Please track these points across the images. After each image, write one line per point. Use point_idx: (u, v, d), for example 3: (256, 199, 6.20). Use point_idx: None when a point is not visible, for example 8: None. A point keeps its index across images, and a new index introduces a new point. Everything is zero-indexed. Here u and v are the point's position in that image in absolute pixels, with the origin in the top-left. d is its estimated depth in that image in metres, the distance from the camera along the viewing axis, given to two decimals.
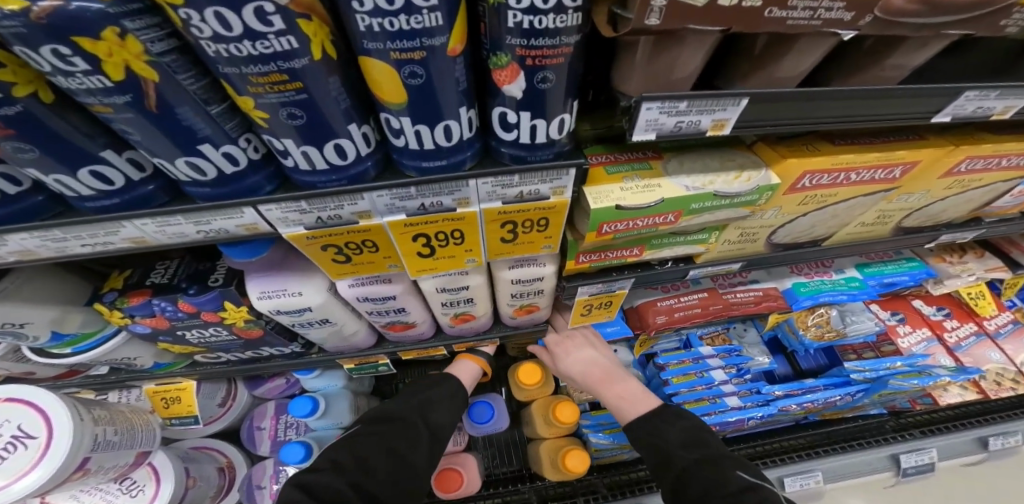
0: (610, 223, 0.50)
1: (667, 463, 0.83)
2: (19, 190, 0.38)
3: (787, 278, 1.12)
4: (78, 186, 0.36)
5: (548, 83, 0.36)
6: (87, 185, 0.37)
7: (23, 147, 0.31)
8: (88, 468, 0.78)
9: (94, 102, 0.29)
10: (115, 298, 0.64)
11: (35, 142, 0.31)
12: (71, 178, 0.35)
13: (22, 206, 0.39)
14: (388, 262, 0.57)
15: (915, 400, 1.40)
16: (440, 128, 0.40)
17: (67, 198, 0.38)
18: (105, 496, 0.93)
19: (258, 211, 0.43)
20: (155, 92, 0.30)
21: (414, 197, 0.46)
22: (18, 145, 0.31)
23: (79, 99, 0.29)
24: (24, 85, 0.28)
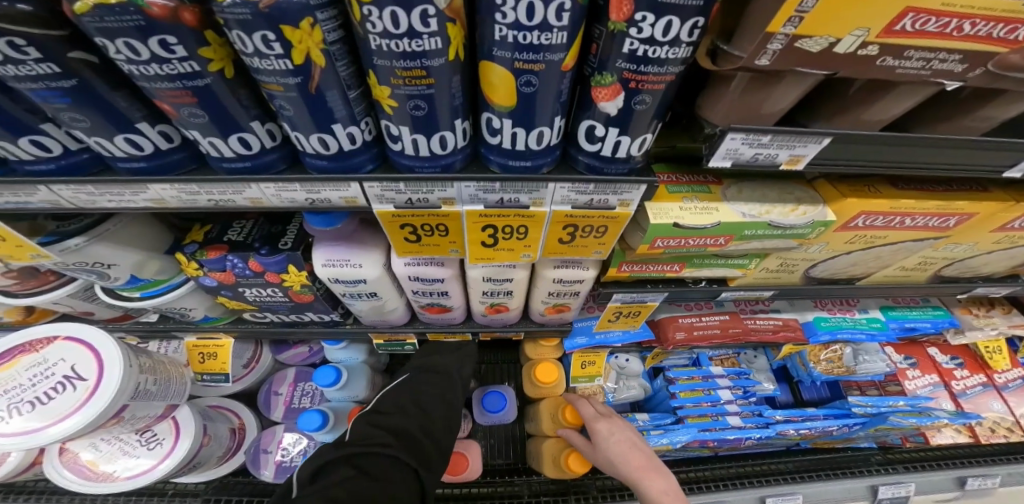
0: (664, 238, 0.54)
1: None
2: (169, 146, 0.46)
3: (809, 311, 1.16)
4: (223, 147, 0.43)
5: (644, 104, 0.40)
6: (231, 148, 0.43)
7: (197, 113, 0.37)
8: (122, 416, 0.85)
9: (271, 82, 0.35)
10: (195, 250, 0.71)
11: (208, 111, 0.37)
12: (222, 141, 0.42)
13: (167, 160, 0.47)
14: (450, 246, 0.62)
15: (907, 438, 1.45)
16: (534, 133, 0.44)
17: (209, 157, 0.45)
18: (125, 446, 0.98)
19: (362, 187, 0.48)
20: (319, 74, 0.36)
21: (496, 192, 0.50)
22: (193, 111, 0.37)
23: (258, 77, 0.35)
24: (218, 62, 0.35)
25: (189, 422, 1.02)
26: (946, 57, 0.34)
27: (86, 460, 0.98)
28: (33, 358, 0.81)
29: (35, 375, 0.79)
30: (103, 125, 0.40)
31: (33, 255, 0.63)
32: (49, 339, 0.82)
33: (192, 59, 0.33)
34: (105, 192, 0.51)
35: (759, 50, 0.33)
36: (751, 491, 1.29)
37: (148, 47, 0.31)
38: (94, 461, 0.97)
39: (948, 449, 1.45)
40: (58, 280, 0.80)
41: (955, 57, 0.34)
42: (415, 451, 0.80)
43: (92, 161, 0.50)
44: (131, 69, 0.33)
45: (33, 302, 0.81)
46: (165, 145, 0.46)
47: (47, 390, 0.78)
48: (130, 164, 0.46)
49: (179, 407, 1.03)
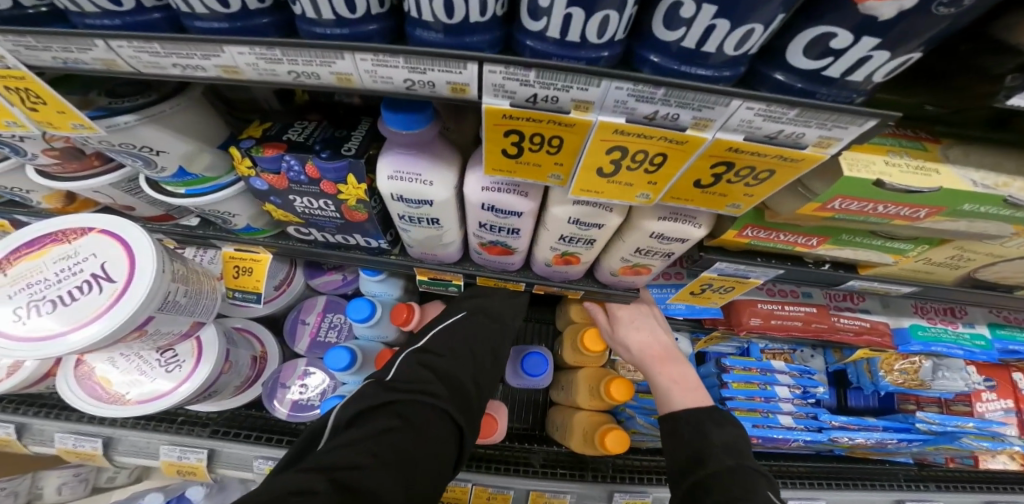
0: (846, 199, 0.41)
1: (700, 461, 0.73)
2: (258, 7, 0.38)
3: (905, 317, 1.01)
4: (325, 6, 0.34)
5: (949, 8, 0.26)
6: (333, 9, 0.35)
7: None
8: (145, 330, 0.79)
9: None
10: (251, 146, 0.63)
11: None
12: None
13: (250, 25, 0.39)
14: (552, 172, 0.50)
15: (953, 458, 1.36)
16: (740, 31, 0.31)
17: (297, 17, 0.37)
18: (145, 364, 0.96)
19: (480, 71, 0.37)
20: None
21: (653, 102, 0.37)
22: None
23: None
24: None
25: (212, 346, 0.98)
26: None
27: (101, 377, 0.97)
28: (63, 249, 0.75)
29: (62, 270, 0.74)
30: None
31: (74, 127, 0.53)
32: (83, 231, 0.76)
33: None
34: (173, 52, 0.40)
35: None
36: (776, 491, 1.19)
37: None
38: (109, 379, 0.97)
39: (999, 474, 1.36)
40: (103, 166, 0.73)
41: None
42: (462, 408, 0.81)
43: (165, 23, 0.42)
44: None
45: (75, 188, 0.74)
46: (252, 6, 0.37)
47: (71, 289, 0.73)
48: (208, 24, 0.39)
49: (205, 328, 0.98)
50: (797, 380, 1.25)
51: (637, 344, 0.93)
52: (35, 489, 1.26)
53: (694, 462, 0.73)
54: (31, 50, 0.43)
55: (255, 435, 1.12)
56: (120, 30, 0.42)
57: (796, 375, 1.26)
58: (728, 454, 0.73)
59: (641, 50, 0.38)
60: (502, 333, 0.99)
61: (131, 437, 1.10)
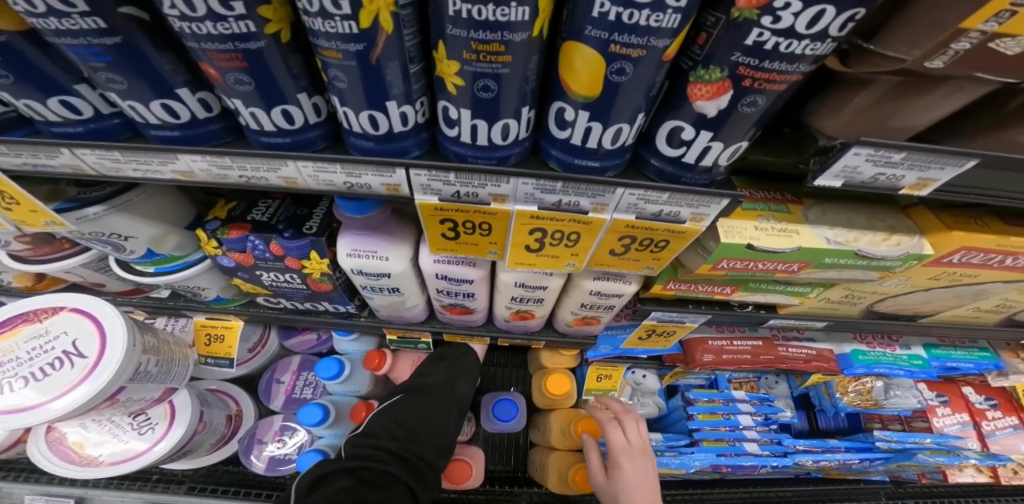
0: (731, 259, 0.49)
1: None
2: (207, 116, 0.39)
3: (846, 343, 1.10)
4: (266, 118, 0.37)
5: (754, 107, 0.34)
6: (272, 121, 0.38)
7: (243, 81, 0.33)
8: (117, 399, 0.81)
9: (328, 47, 0.31)
10: (217, 227, 0.67)
11: (256, 78, 0.33)
12: (264, 113, 0.37)
13: (199, 132, 0.40)
14: (489, 248, 0.56)
15: (926, 475, 1.39)
16: (611, 129, 0.39)
17: (247, 130, 0.40)
18: (117, 430, 0.97)
19: (408, 174, 0.43)
20: (385, 43, 0.31)
21: (555, 192, 0.45)
22: (240, 78, 0.33)
23: (316, 41, 0.31)
24: (276, 24, 0.31)
25: (184, 409, 1.00)
26: None
27: (73, 442, 0.96)
28: (35, 328, 0.78)
29: (33, 349, 0.77)
30: (143, 90, 0.34)
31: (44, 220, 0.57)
32: (55, 310, 0.80)
33: (249, 18, 0.29)
34: (132, 159, 0.45)
35: (932, 54, 0.26)
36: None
37: (206, 3, 0.26)
38: (82, 444, 0.96)
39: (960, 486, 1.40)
40: (74, 248, 0.77)
41: None
42: (438, 445, 0.91)
43: (123, 127, 0.45)
44: (182, 27, 0.28)
45: (46, 269, 0.77)
46: (201, 115, 0.39)
47: (44, 365, 0.75)
48: (163, 133, 0.40)
49: (178, 392, 1.01)
50: (761, 405, 1.30)
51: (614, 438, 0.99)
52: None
53: None
54: (10, 156, 0.47)
55: (233, 490, 1.14)
56: (86, 135, 0.45)
57: (761, 404, 1.31)
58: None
59: (542, 142, 0.45)
60: (461, 374, 1.05)
61: (105, 496, 1.12)
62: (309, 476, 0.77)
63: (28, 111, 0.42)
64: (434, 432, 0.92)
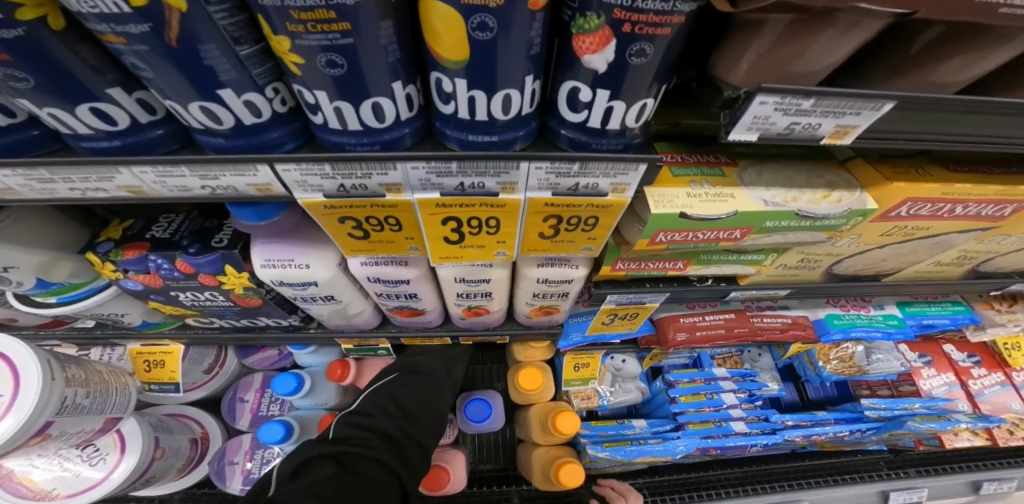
0: (666, 232, 0.44)
1: None
2: (10, 123, 0.34)
3: (820, 308, 1.07)
4: (73, 121, 0.32)
5: (643, 57, 0.29)
6: (86, 124, 0.33)
7: (16, 75, 0.27)
8: (48, 435, 0.73)
9: (105, 31, 0.25)
10: (109, 249, 0.61)
11: (31, 71, 0.27)
12: (68, 114, 0.32)
13: (15, 140, 0.35)
14: (409, 244, 0.51)
15: (921, 441, 1.35)
16: (498, 97, 0.33)
17: (63, 135, 0.35)
18: (65, 463, 0.88)
19: (274, 170, 0.37)
20: (179, 21, 0.25)
21: (454, 174, 0.39)
22: (8, 72, 0.27)
23: (88, 25, 0.25)
24: (32, 8, 0.24)
25: (136, 435, 0.93)
26: None
27: (21, 477, 0.85)
28: None
29: None
30: None
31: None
32: None
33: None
34: None
35: None
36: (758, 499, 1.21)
37: None
38: (33, 477, 0.86)
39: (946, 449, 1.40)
40: None
41: None
42: (433, 428, 0.88)
43: None
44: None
45: None
46: (4, 122, 0.34)
47: None
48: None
49: (126, 420, 0.93)
50: (742, 383, 1.28)
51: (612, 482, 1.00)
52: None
53: None
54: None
55: None
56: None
57: (743, 382, 1.28)
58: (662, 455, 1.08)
59: (434, 120, 0.39)
60: (455, 359, 1.02)
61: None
62: (292, 462, 0.71)
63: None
64: (431, 414, 0.89)
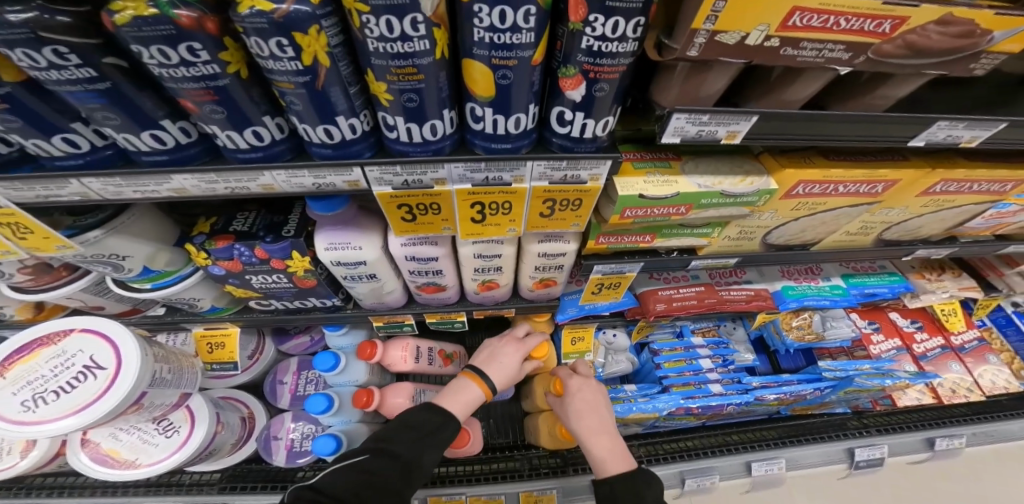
0: (632, 209, 0.62)
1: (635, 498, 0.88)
2: (187, 141, 0.48)
3: (778, 281, 1.25)
4: (240, 139, 0.48)
5: (603, 91, 0.47)
6: (245, 141, 0.48)
7: (217, 109, 0.42)
8: (142, 403, 0.91)
9: (283, 80, 0.41)
10: (204, 240, 0.77)
11: (225, 106, 0.42)
12: (238, 135, 0.47)
13: (182, 155, 0.49)
14: (444, 225, 0.68)
15: (877, 400, 1.48)
16: (512, 118, 0.51)
17: (226, 150, 0.50)
18: (143, 434, 1.06)
19: (363, 171, 0.54)
20: (324, 74, 0.41)
21: (482, 171, 0.57)
22: (215, 108, 0.42)
23: (272, 77, 0.41)
24: (235, 65, 0.39)
25: (201, 411, 1.10)
26: (833, 47, 0.41)
27: (107, 450, 1.04)
28: (53, 350, 0.88)
29: (56, 366, 0.86)
30: (132, 123, 0.42)
31: (58, 246, 0.63)
32: (67, 332, 0.88)
33: (214, 62, 0.38)
34: (132, 184, 0.50)
35: (687, 43, 0.40)
36: (738, 458, 1.32)
37: (177, 52, 0.35)
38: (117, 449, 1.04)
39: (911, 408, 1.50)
40: (71, 275, 0.84)
41: (840, 46, 0.41)
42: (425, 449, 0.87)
43: (115, 157, 0.49)
44: (161, 72, 0.37)
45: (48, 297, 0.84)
46: (183, 140, 0.48)
47: (71, 378, 0.85)
48: (153, 158, 0.48)
49: (192, 397, 1.11)
50: (717, 353, 1.45)
51: (582, 403, 1.05)
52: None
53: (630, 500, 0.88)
54: (17, 192, 0.49)
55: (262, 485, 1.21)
56: (81, 166, 0.48)
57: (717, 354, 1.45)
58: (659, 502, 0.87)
59: (467, 135, 0.56)
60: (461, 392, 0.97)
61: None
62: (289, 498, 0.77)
63: (30, 147, 0.45)
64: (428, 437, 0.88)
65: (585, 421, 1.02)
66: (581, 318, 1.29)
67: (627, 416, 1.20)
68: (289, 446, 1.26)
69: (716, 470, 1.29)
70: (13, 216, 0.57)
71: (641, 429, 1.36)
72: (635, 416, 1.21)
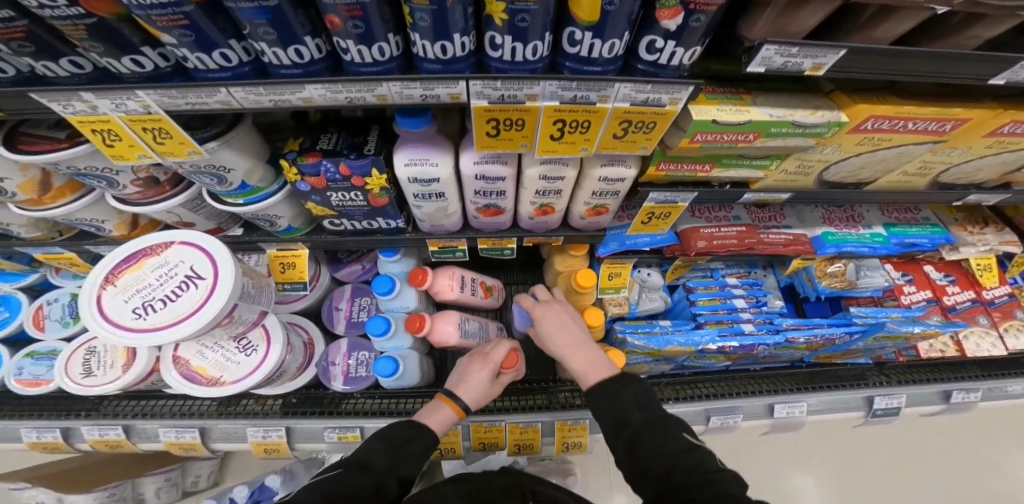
0: (703, 133, 0.66)
1: (623, 421, 0.84)
2: (318, 56, 0.55)
3: (818, 227, 1.29)
4: (366, 52, 0.54)
5: (699, 21, 0.49)
6: (370, 54, 0.54)
7: (356, 24, 0.48)
8: (233, 316, 0.98)
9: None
10: (295, 157, 0.84)
11: (361, 22, 0.48)
12: (366, 49, 0.53)
13: (313, 68, 0.57)
14: (521, 142, 0.73)
15: (901, 352, 1.57)
16: (607, 43, 0.54)
17: (347, 62, 0.56)
18: (226, 352, 1.10)
19: (467, 84, 0.59)
20: None
21: (573, 90, 0.60)
22: (353, 22, 0.48)
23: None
24: None
25: (277, 331, 1.14)
26: None
27: (195, 366, 1.09)
28: (156, 260, 0.96)
29: (161, 275, 0.95)
30: (281, 37, 0.49)
31: (189, 151, 0.70)
32: (168, 244, 0.96)
33: None
34: (271, 92, 0.57)
35: None
36: (761, 401, 1.41)
37: None
38: (204, 367, 1.09)
39: (931, 360, 1.57)
40: (172, 191, 0.94)
41: None
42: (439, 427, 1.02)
43: (252, 71, 0.58)
44: None
45: (151, 210, 0.94)
46: (315, 56, 0.55)
47: (174, 287, 0.93)
48: (289, 70, 0.56)
49: (267, 318, 1.15)
50: (750, 294, 1.53)
51: (549, 328, 1.06)
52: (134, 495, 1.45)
53: (619, 424, 0.84)
54: (171, 100, 0.58)
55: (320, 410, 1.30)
56: (229, 78, 0.58)
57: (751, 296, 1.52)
58: (639, 409, 0.86)
59: (559, 58, 0.60)
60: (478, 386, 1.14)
61: (221, 425, 1.28)
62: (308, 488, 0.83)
63: (190, 62, 0.53)
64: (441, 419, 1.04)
65: (558, 338, 1.03)
66: (621, 252, 1.35)
67: (664, 347, 1.30)
68: (344, 373, 1.35)
69: (740, 410, 1.39)
70: (109, 124, 0.63)
71: (672, 365, 1.47)
72: (673, 349, 1.30)
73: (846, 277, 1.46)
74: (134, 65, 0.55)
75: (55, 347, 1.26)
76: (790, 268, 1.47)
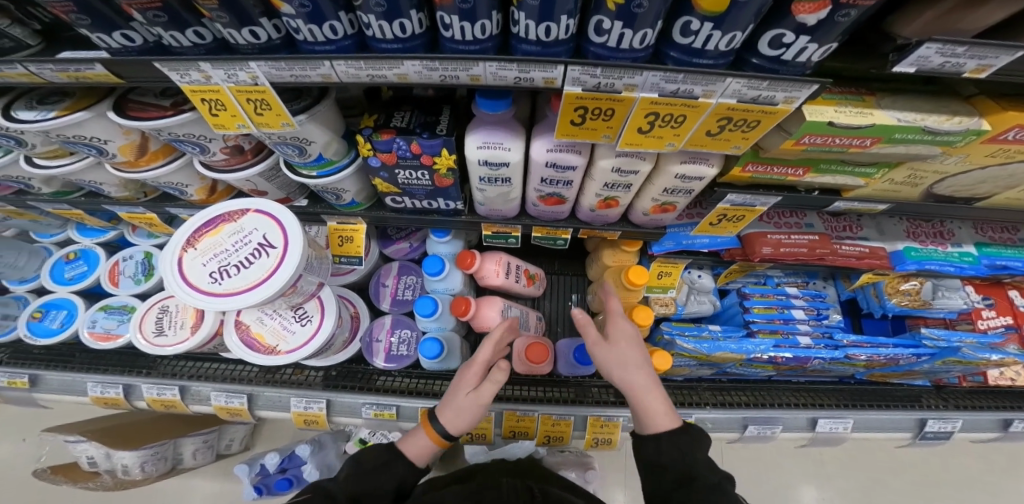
0: (812, 135, 0.61)
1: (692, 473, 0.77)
2: (417, 32, 0.54)
3: (898, 241, 1.19)
4: (470, 31, 0.52)
5: (847, 17, 0.43)
6: (473, 32, 0.53)
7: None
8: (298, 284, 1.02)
9: None
10: (370, 133, 0.84)
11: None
12: (472, 26, 0.51)
13: (414, 44, 0.56)
14: (603, 133, 0.70)
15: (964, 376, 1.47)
16: (727, 36, 0.49)
17: (445, 39, 0.55)
18: (282, 320, 1.13)
19: (566, 70, 0.56)
20: None
21: (677, 82, 0.56)
22: None
23: None
24: None
25: (331, 304, 1.16)
26: None
27: (254, 332, 1.12)
28: (233, 226, 0.99)
29: (236, 241, 0.97)
30: (393, 10, 0.48)
31: (283, 123, 0.72)
32: (245, 210, 0.99)
33: None
34: (371, 67, 0.57)
35: None
36: (805, 414, 1.35)
37: None
38: (262, 334, 1.12)
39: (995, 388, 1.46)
40: (253, 159, 0.96)
41: None
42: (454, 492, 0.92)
43: (353, 46, 0.57)
44: None
45: (232, 178, 0.97)
46: (415, 31, 0.54)
47: (249, 253, 0.96)
48: (389, 45, 0.55)
49: (321, 290, 1.17)
50: (813, 304, 1.45)
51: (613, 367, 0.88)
52: (171, 457, 1.36)
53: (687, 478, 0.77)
54: (279, 72, 0.59)
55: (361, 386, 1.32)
56: (331, 51, 0.57)
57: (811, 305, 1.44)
58: (712, 470, 0.78)
59: (664, 47, 0.57)
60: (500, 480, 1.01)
61: (267, 392, 1.32)
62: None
63: (301, 33, 0.54)
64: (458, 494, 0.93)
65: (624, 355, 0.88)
66: (675, 252, 1.30)
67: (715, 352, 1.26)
68: (387, 349, 1.37)
69: (782, 421, 1.34)
70: (217, 94, 0.65)
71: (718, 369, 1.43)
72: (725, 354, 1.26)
73: (921, 296, 1.35)
74: (252, 36, 0.55)
75: (127, 302, 1.33)
76: (858, 282, 1.38)
